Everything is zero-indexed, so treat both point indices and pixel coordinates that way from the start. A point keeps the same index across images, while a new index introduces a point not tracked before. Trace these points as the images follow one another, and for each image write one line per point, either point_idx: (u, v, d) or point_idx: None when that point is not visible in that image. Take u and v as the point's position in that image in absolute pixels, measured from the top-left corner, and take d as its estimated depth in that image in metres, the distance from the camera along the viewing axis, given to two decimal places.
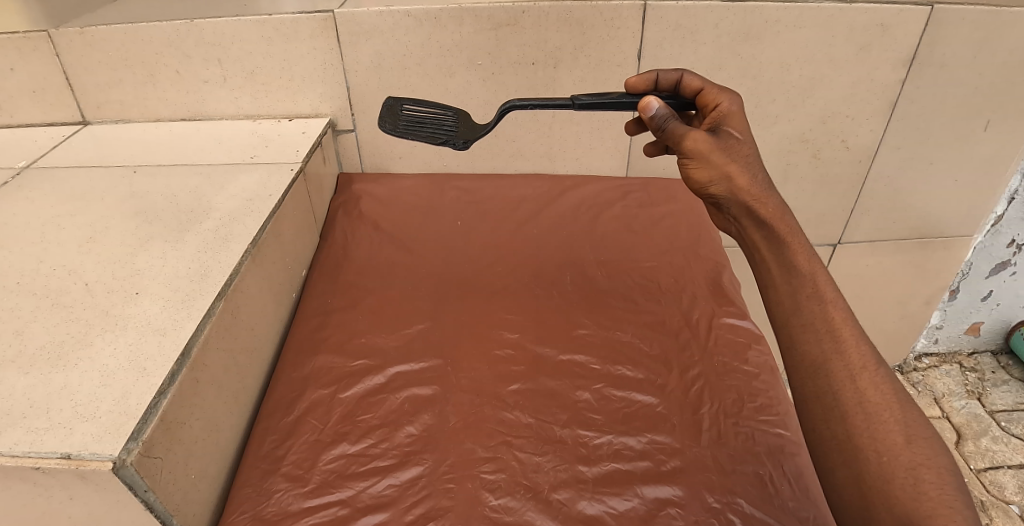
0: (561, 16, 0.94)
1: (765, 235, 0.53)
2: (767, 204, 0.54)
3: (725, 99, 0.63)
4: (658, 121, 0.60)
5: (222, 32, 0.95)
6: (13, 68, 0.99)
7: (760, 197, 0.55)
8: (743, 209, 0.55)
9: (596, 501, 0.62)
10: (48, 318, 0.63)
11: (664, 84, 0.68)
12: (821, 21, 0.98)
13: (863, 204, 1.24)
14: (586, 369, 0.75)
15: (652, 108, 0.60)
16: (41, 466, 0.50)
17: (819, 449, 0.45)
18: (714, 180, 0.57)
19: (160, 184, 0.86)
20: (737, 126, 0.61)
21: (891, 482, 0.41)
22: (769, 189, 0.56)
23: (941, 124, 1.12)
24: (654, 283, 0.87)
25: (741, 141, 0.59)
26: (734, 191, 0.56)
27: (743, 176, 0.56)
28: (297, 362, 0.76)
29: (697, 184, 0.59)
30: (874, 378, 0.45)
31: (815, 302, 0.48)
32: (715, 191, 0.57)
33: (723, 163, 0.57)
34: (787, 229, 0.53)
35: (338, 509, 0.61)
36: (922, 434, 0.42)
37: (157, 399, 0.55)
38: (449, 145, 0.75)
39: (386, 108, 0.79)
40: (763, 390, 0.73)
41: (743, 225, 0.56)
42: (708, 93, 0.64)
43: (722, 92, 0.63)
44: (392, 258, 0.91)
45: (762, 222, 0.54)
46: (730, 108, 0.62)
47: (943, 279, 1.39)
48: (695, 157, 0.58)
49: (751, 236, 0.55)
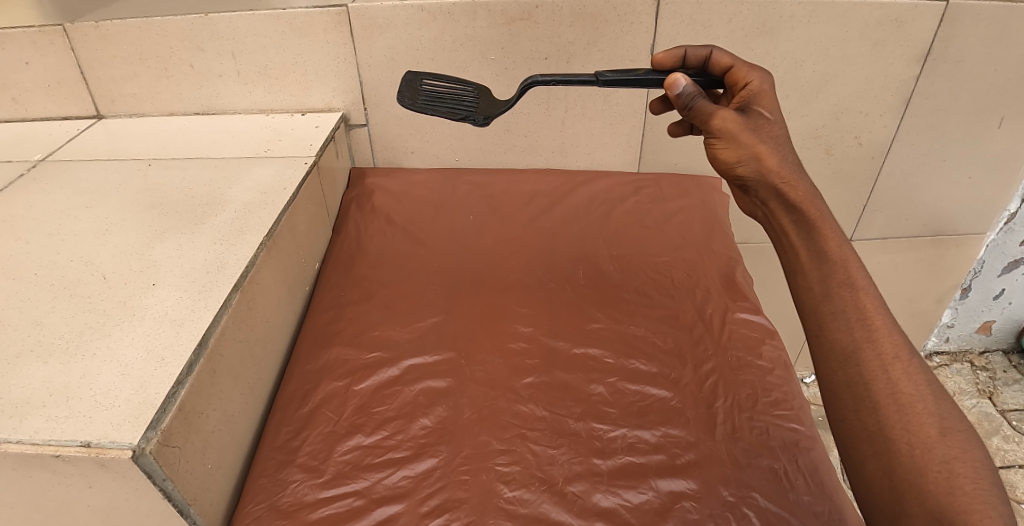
0: (575, 11, 0.94)
1: (795, 220, 0.54)
2: (797, 187, 0.55)
3: (755, 76, 0.63)
4: (685, 99, 0.60)
5: (236, 27, 0.96)
6: (29, 61, 1.00)
7: (790, 180, 0.56)
8: (772, 192, 0.56)
9: (610, 494, 0.62)
10: (67, 307, 0.64)
11: (693, 60, 0.69)
12: (835, 16, 0.98)
13: (876, 201, 1.23)
14: (600, 363, 0.75)
15: (680, 86, 0.59)
16: (61, 454, 0.50)
17: (848, 440, 0.45)
18: (742, 160, 0.58)
19: (175, 176, 0.86)
20: (768, 105, 0.61)
21: (924, 475, 0.40)
22: (799, 172, 0.56)
23: (956, 120, 1.12)
24: (668, 277, 0.87)
25: (770, 122, 0.60)
26: (762, 172, 0.57)
27: (772, 157, 0.57)
28: (311, 353, 0.76)
29: (724, 164, 0.60)
30: (908, 368, 0.45)
31: (846, 289, 0.48)
32: (742, 172, 0.58)
33: (752, 142, 0.58)
34: (818, 213, 0.53)
35: (354, 500, 0.61)
36: (957, 427, 0.42)
37: (175, 389, 0.55)
38: (469, 121, 0.76)
39: (404, 83, 0.79)
40: (777, 385, 0.72)
41: (771, 208, 0.56)
42: (737, 70, 0.64)
43: (752, 69, 0.63)
44: (405, 252, 0.91)
45: (791, 206, 0.54)
46: (761, 86, 0.62)
47: (956, 277, 1.38)
48: (723, 137, 0.59)
49: (780, 219, 0.55)
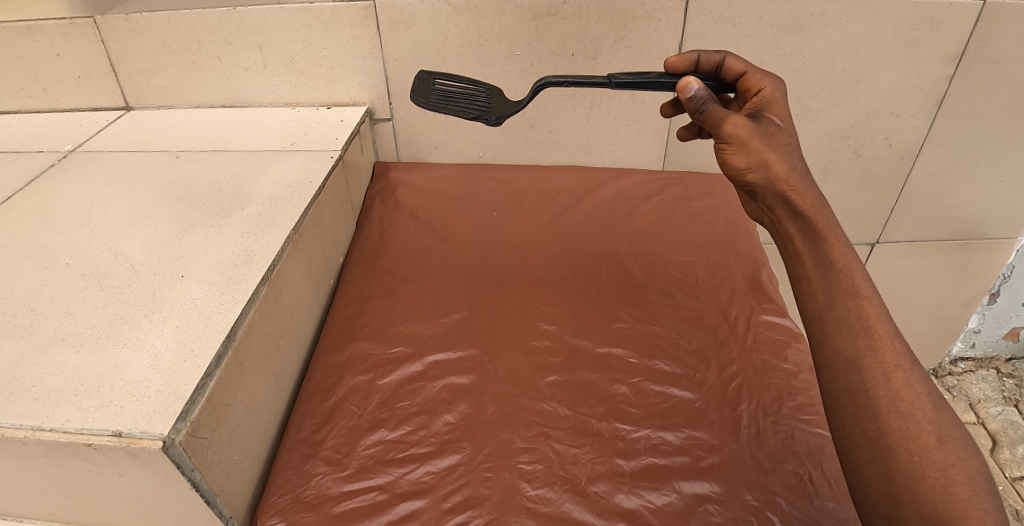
0: (602, 7, 0.93)
1: (801, 227, 0.52)
2: (805, 194, 0.53)
3: (768, 83, 0.62)
4: (696, 102, 0.60)
5: (264, 20, 0.96)
6: (60, 53, 1.02)
7: (797, 187, 0.54)
8: (779, 199, 0.54)
9: (634, 495, 0.62)
10: (97, 298, 0.64)
11: (706, 66, 0.67)
12: (868, 15, 0.96)
13: (904, 204, 1.21)
14: (624, 363, 0.75)
15: (691, 89, 0.60)
16: (93, 443, 0.51)
17: (846, 446, 0.44)
18: (751, 166, 0.56)
19: (202, 169, 0.87)
20: (779, 112, 0.60)
21: (921, 482, 0.40)
22: (808, 179, 0.54)
23: (989, 121, 1.09)
24: (692, 277, 0.87)
25: (781, 129, 0.58)
26: (771, 179, 0.55)
27: (782, 164, 0.55)
28: (335, 347, 0.77)
29: (734, 170, 0.58)
30: (908, 377, 0.43)
31: (850, 298, 0.47)
32: (751, 179, 0.57)
33: (762, 149, 0.56)
34: (824, 221, 0.51)
35: (377, 494, 0.62)
36: (955, 435, 0.41)
37: (204, 381, 0.55)
38: (482, 120, 0.76)
39: (417, 81, 0.79)
40: (802, 389, 0.71)
41: (778, 215, 0.55)
42: (750, 77, 0.63)
43: (765, 76, 0.62)
44: (429, 248, 0.91)
45: (798, 214, 0.53)
46: (773, 93, 0.61)
47: (984, 281, 1.36)
48: (734, 142, 0.58)
49: (786, 227, 0.54)
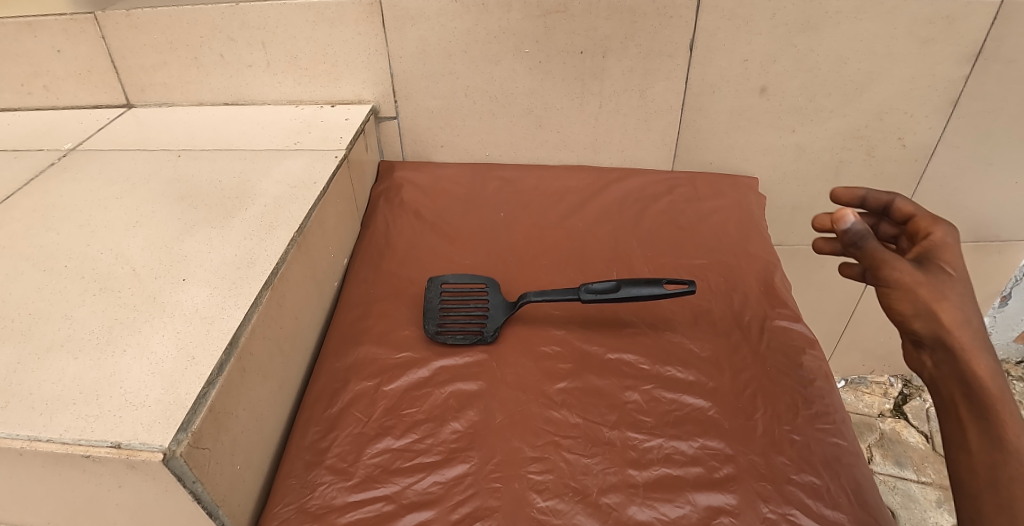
0: (612, 3, 0.91)
1: (972, 401, 0.47)
2: (982, 364, 0.46)
3: (939, 229, 0.51)
4: (852, 236, 0.50)
5: (267, 16, 0.94)
6: (60, 50, 1.00)
7: (975, 354, 0.46)
8: (952, 363, 0.47)
9: (647, 507, 0.60)
10: (97, 301, 0.63)
11: (872, 203, 0.59)
12: (883, 13, 0.94)
13: (916, 205, 1.19)
14: (635, 369, 0.73)
15: (848, 221, 0.50)
16: (91, 455, 0.49)
17: None
18: (916, 315, 0.48)
19: (204, 168, 0.85)
20: (954, 261, 0.49)
21: None
22: (989, 343, 0.47)
23: (1005, 122, 1.07)
24: (703, 280, 0.85)
25: (956, 280, 0.48)
26: (941, 336, 0.47)
27: (956, 321, 0.47)
28: (340, 351, 0.75)
29: (895, 313, 0.50)
30: None
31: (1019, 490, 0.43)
32: (915, 328, 0.49)
33: (935, 301, 0.48)
34: (1002, 398, 0.45)
35: (384, 505, 0.60)
36: None
37: (206, 390, 0.54)
38: None
39: None
40: (818, 397, 0.70)
41: (943, 378, 0.48)
42: (919, 220, 0.54)
43: (936, 221, 0.53)
44: (435, 249, 0.90)
45: (971, 385, 0.46)
46: (945, 239, 0.51)
47: (995, 284, 1.34)
48: (895, 288, 0.49)
49: (952, 390, 0.48)
